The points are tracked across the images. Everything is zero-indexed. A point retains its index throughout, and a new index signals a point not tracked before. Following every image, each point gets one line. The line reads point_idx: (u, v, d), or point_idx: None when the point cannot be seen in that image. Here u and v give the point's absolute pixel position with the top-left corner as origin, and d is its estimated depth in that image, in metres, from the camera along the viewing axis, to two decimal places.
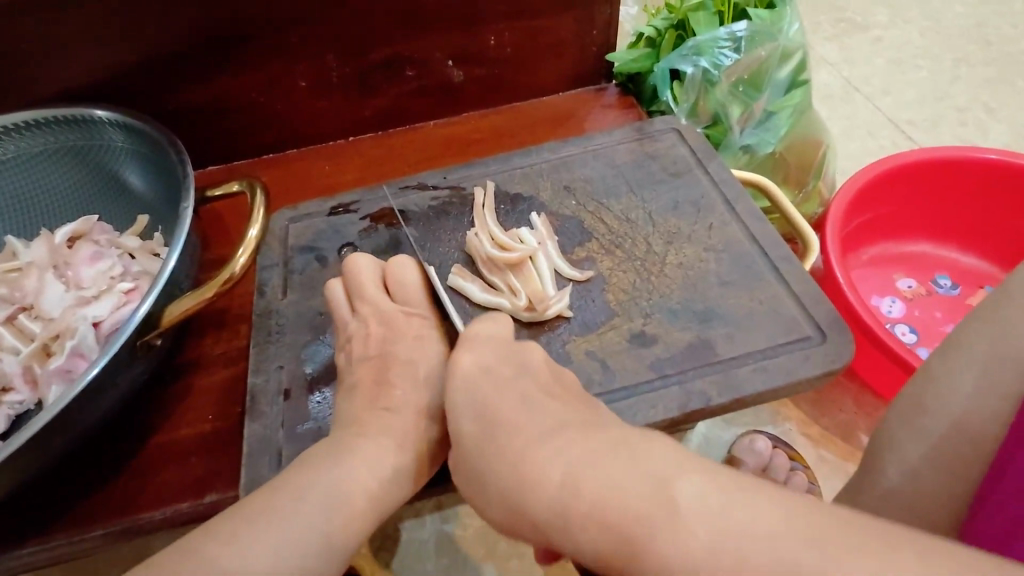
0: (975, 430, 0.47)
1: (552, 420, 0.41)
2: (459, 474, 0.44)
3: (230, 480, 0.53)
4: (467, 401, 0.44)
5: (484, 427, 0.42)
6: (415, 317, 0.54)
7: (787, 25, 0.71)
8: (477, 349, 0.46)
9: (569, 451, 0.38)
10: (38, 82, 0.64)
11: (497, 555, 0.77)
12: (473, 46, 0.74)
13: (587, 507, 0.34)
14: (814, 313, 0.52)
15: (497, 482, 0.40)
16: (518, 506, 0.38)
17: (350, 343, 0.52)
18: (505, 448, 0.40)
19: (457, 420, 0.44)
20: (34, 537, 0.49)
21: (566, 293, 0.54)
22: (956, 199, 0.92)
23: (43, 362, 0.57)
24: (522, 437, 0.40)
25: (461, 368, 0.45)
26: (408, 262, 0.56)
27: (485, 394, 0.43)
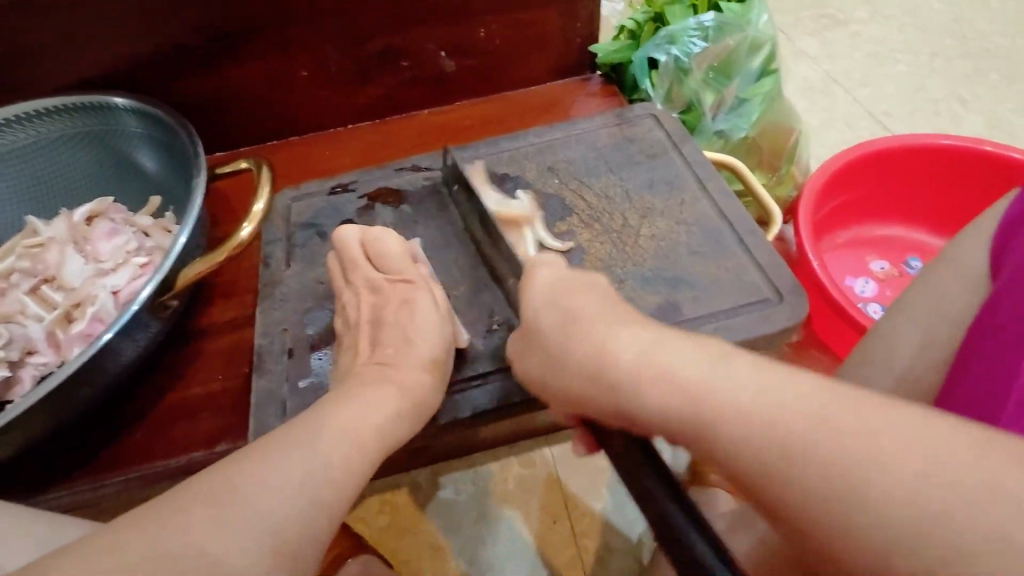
0: (918, 381, 0.52)
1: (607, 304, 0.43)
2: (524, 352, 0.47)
3: (239, 431, 0.57)
4: (544, 299, 0.46)
5: (561, 317, 0.44)
6: (403, 283, 0.58)
7: (756, 17, 0.76)
8: (543, 299, 0.46)
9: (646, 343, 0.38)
10: (58, 71, 0.69)
11: (488, 518, 0.82)
12: (464, 38, 0.78)
13: (657, 372, 0.36)
14: (773, 279, 0.57)
15: (578, 361, 0.41)
16: (591, 373, 0.40)
17: (346, 310, 0.57)
18: (563, 305, 0.44)
19: (540, 319, 0.45)
20: (61, 482, 0.54)
21: (545, 260, 0.59)
22: (925, 185, 0.97)
23: (65, 328, 0.62)
24: (600, 326, 0.41)
25: (541, 278, 0.47)
26: (386, 233, 0.60)
27: (561, 295, 0.45)
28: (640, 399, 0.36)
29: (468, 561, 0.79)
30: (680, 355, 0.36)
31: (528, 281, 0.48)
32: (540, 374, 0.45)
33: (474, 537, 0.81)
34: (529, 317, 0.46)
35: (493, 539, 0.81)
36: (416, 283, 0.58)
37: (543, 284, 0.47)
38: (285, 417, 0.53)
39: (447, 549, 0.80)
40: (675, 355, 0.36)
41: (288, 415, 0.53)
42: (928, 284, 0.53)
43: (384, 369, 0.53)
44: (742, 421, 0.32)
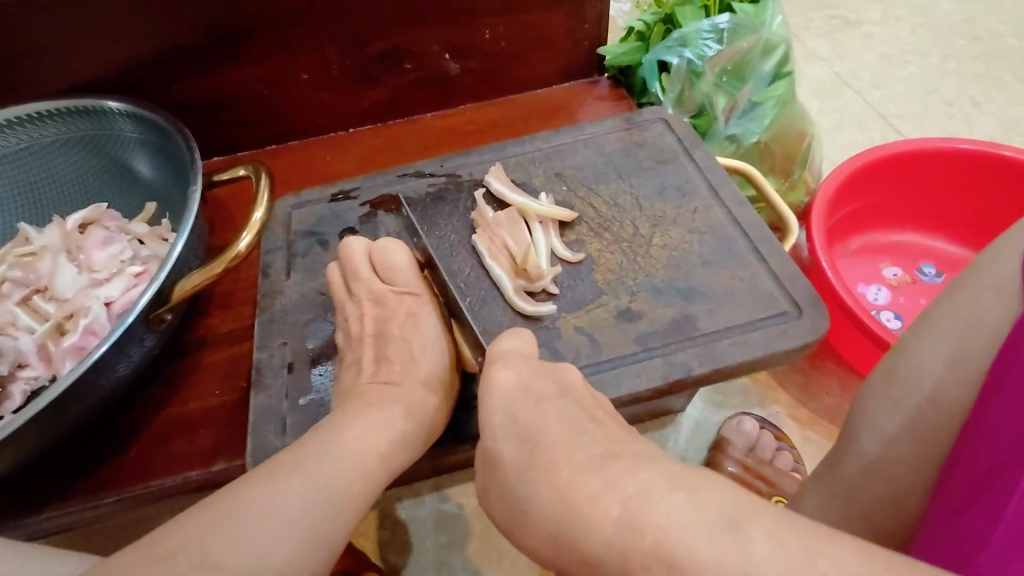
0: (945, 398, 0.50)
1: (572, 420, 0.43)
2: (487, 489, 0.44)
3: (236, 450, 0.55)
4: (504, 419, 0.44)
5: (527, 446, 0.42)
6: (408, 295, 0.56)
7: (770, 18, 0.74)
8: (510, 400, 0.45)
9: (612, 473, 0.37)
10: (51, 74, 0.67)
11: (493, 533, 0.80)
12: (469, 40, 0.76)
13: (631, 527, 0.34)
14: (791, 290, 0.55)
15: (542, 510, 0.38)
16: (559, 532, 0.37)
17: (348, 322, 0.55)
18: (522, 423, 0.43)
19: (499, 444, 0.43)
20: (51, 503, 0.52)
21: (558, 268, 0.57)
22: (941, 190, 0.95)
23: (56, 340, 0.60)
24: (567, 459, 0.39)
25: (503, 386, 0.46)
26: (395, 244, 0.57)
27: (522, 407, 0.44)
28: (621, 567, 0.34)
29: None
30: (648, 498, 0.35)
31: (488, 387, 0.46)
32: (504, 517, 0.42)
33: (479, 553, 0.79)
34: (488, 443, 0.44)
35: (499, 555, 0.78)
36: (422, 296, 0.56)
37: (498, 398, 0.45)
38: (284, 435, 0.51)
39: (452, 566, 0.78)
40: (639, 496, 0.35)
41: (287, 433, 0.51)
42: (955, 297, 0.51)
43: (381, 386, 0.51)
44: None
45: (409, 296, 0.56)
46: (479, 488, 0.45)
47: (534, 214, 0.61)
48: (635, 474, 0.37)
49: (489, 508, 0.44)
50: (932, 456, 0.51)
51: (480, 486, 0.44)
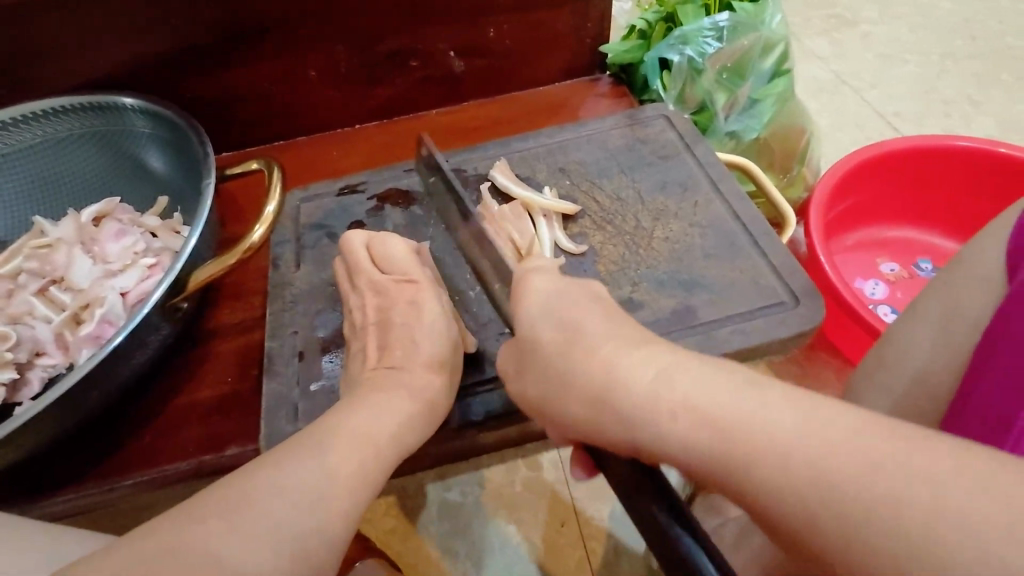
0: (932, 382, 0.53)
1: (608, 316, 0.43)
2: (522, 371, 0.45)
3: (249, 435, 0.57)
4: (540, 311, 0.44)
5: (565, 333, 0.42)
6: (407, 283, 0.56)
7: (769, 17, 0.75)
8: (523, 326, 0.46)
9: (650, 359, 0.38)
10: (65, 70, 0.68)
11: (496, 521, 0.81)
12: (474, 38, 0.78)
13: (678, 398, 0.35)
14: (789, 282, 0.57)
15: (586, 379, 0.39)
16: (602, 401, 0.38)
17: (352, 315, 0.57)
18: (562, 316, 0.43)
19: (538, 329, 0.44)
20: (68, 486, 0.54)
21: (561, 260, 0.59)
22: (936, 187, 0.96)
23: (73, 330, 0.61)
24: (606, 342, 0.40)
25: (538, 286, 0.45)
26: (391, 235, 0.59)
27: (560, 302, 0.44)
28: (649, 426, 0.36)
29: (476, 567, 0.78)
30: (690, 379, 0.35)
31: (522, 292, 0.46)
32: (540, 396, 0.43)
33: (482, 540, 0.80)
34: (524, 331, 0.44)
35: (501, 542, 0.80)
36: (422, 283, 0.56)
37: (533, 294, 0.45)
38: (296, 420, 0.53)
39: (456, 553, 0.80)
40: (683, 381, 0.35)
41: (299, 418, 0.53)
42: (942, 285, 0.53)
43: (384, 371, 0.52)
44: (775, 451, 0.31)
45: (410, 285, 0.56)
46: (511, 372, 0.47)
47: (537, 207, 0.62)
48: (685, 364, 0.36)
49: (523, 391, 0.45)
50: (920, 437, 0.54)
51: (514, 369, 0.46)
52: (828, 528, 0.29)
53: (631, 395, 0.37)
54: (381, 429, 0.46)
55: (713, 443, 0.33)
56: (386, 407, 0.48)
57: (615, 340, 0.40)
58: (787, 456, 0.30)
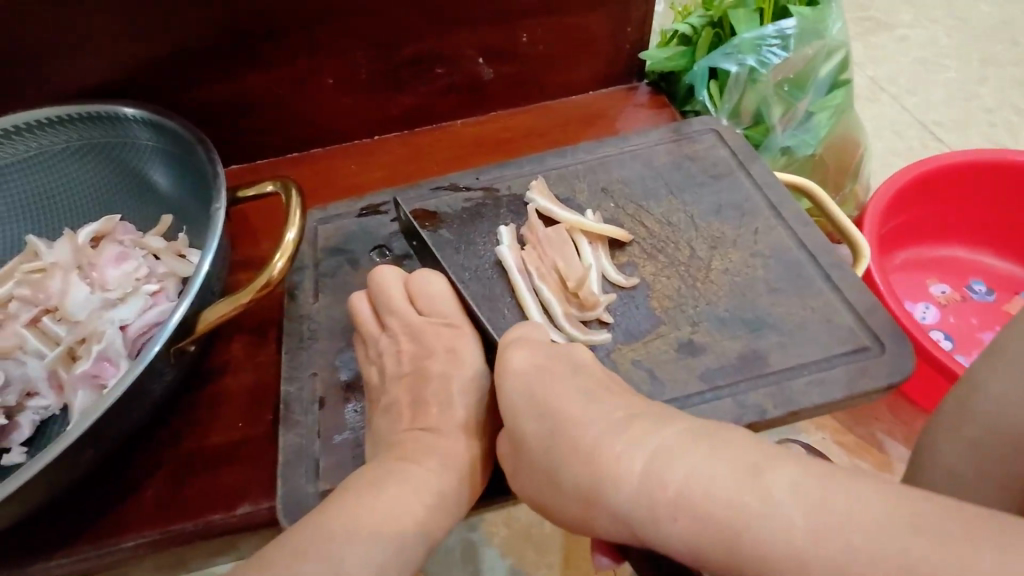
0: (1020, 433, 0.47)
1: (558, 372, 0.42)
2: (515, 467, 0.43)
3: (263, 491, 0.51)
4: (529, 404, 0.41)
5: (515, 418, 0.42)
6: (445, 327, 0.50)
7: (834, 22, 0.68)
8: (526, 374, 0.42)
9: (580, 428, 0.39)
10: (62, 78, 0.62)
11: (525, 566, 0.75)
12: (505, 44, 0.72)
13: (678, 500, 0.33)
14: (870, 322, 0.50)
15: (529, 457, 0.41)
16: (550, 473, 0.39)
17: (381, 360, 0.50)
18: (516, 401, 0.42)
19: (517, 422, 0.42)
20: (59, 549, 0.48)
21: (612, 295, 0.52)
22: (990, 204, 0.90)
23: (68, 367, 0.55)
24: (600, 434, 0.38)
25: (517, 369, 0.42)
26: (433, 274, 0.52)
27: (541, 384, 0.41)
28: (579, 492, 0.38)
29: None
30: (691, 469, 0.34)
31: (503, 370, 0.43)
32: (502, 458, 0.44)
33: None
34: (510, 424, 0.42)
35: None
36: (461, 329, 0.50)
37: (520, 379, 0.42)
38: (317, 479, 0.47)
39: None
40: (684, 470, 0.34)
41: (320, 477, 0.47)
42: None
43: (417, 433, 0.46)
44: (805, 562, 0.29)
45: (445, 325, 0.50)
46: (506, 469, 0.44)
47: (582, 231, 0.57)
48: (679, 451, 0.35)
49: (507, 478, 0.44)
50: (1013, 499, 0.48)
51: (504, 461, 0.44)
52: None
53: (562, 462, 0.39)
54: (413, 500, 0.41)
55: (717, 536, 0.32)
56: (418, 474, 0.43)
57: (601, 423, 0.38)
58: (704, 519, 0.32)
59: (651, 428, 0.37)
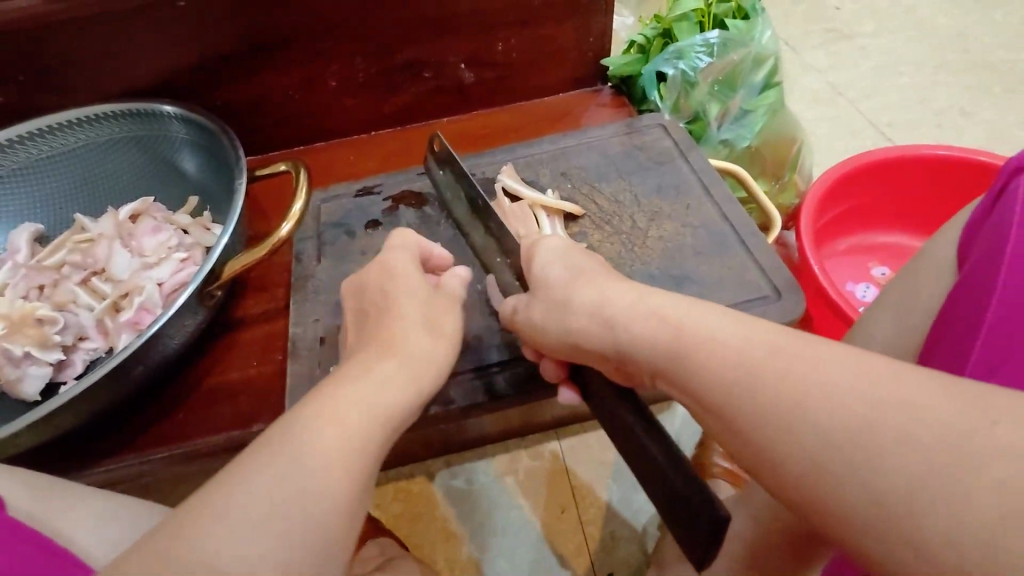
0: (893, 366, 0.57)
1: (591, 262, 0.49)
2: (529, 316, 0.51)
3: (273, 414, 0.62)
4: (557, 272, 0.49)
5: (546, 282, 0.50)
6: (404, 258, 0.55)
7: (759, 33, 0.81)
8: (549, 260, 0.50)
9: (592, 284, 0.47)
10: (109, 79, 0.74)
11: (500, 507, 0.85)
12: (485, 52, 0.84)
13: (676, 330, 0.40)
14: (772, 277, 0.61)
15: (544, 307, 0.49)
16: (563, 317, 0.47)
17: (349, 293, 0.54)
18: (550, 267, 0.50)
19: (545, 275, 0.50)
20: (108, 457, 0.59)
21: None
22: (925, 194, 0.98)
23: (112, 317, 0.67)
24: (614, 288, 0.45)
25: (548, 250, 0.51)
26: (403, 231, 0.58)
27: (573, 260, 0.49)
28: (586, 330, 0.46)
29: (480, 549, 0.82)
30: (686, 313, 0.40)
31: (535, 251, 0.52)
32: (521, 311, 0.52)
33: (485, 524, 0.84)
34: (537, 276, 0.50)
35: (505, 526, 0.84)
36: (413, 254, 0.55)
37: (550, 258, 0.50)
38: None
39: (462, 536, 0.83)
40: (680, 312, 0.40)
41: None
42: (906, 280, 0.57)
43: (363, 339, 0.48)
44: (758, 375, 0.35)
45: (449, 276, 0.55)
46: (513, 314, 0.53)
47: (542, 206, 0.68)
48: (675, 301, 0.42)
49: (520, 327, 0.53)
50: None
51: (516, 309, 0.53)
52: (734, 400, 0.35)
53: (575, 306, 0.46)
54: None
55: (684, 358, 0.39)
56: None
57: (622, 288, 0.45)
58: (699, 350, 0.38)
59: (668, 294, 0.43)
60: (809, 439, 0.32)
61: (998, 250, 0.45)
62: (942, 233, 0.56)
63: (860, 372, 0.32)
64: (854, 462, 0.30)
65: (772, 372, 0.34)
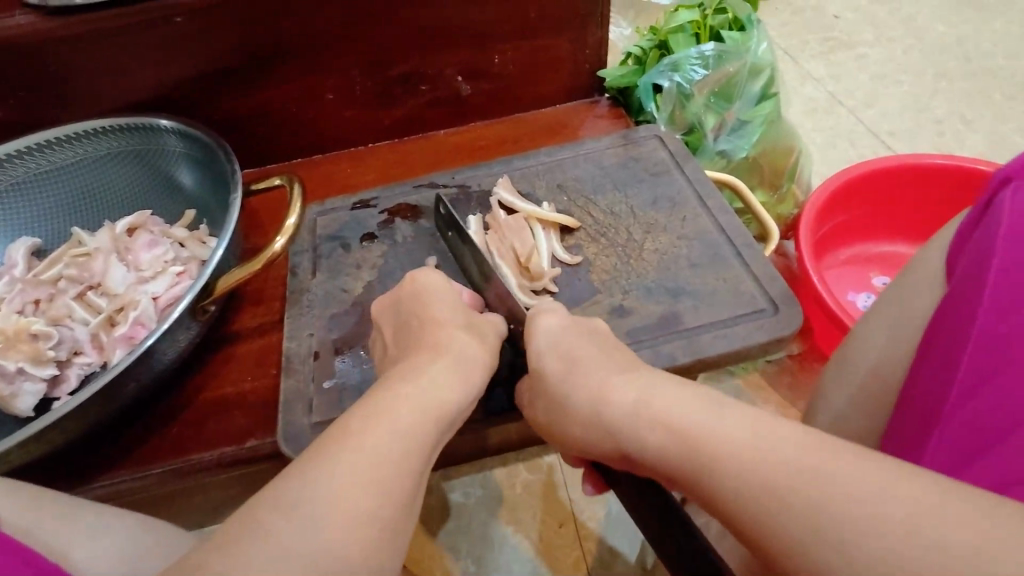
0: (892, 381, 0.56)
1: (581, 348, 0.49)
2: (533, 401, 0.52)
3: (267, 429, 0.62)
4: (552, 353, 0.50)
5: (550, 369, 0.49)
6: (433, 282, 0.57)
7: (755, 45, 0.81)
8: (547, 345, 0.50)
9: (586, 372, 0.47)
10: (107, 94, 0.74)
11: (498, 521, 0.84)
12: (481, 64, 0.84)
13: (676, 445, 0.39)
14: (769, 290, 0.61)
15: (546, 395, 0.50)
16: (565, 409, 0.47)
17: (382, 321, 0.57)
18: (546, 356, 0.50)
19: (543, 362, 0.50)
20: (101, 473, 0.59)
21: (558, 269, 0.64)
22: (925, 202, 0.97)
23: (108, 331, 0.67)
24: (603, 377, 0.46)
25: (544, 329, 0.51)
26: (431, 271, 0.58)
27: (565, 341, 0.50)
28: (586, 427, 0.46)
29: (478, 564, 0.81)
30: (678, 412, 0.40)
31: (533, 329, 0.52)
32: (529, 394, 0.52)
33: (482, 539, 0.83)
34: (534, 364, 0.50)
35: (502, 541, 0.83)
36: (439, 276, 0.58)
37: (544, 335, 0.51)
38: (311, 413, 0.58)
39: (458, 551, 0.82)
40: (674, 412, 0.40)
41: (313, 412, 0.58)
42: (902, 293, 0.56)
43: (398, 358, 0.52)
44: (732, 470, 0.36)
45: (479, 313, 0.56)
46: (525, 402, 0.53)
47: (538, 218, 0.67)
48: (672, 394, 0.42)
49: (534, 413, 0.52)
50: None
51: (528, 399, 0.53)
52: (746, 514, 0.35)
53: (575, 407, 0.46)
54: None
55: (690, 467, 0.38)
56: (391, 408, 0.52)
57: (609, 377, 0.46)
58: (706, 461, 0.37)
59: (660, 391, 0.42)
60: (787, 525, 0.33)
61: (986, 257, 0.45)
62: (938, 246, 0.56)
63: (872, 484, 0.32)
64: (864, 559, 0.30)
65: (768, 493, 0.34)
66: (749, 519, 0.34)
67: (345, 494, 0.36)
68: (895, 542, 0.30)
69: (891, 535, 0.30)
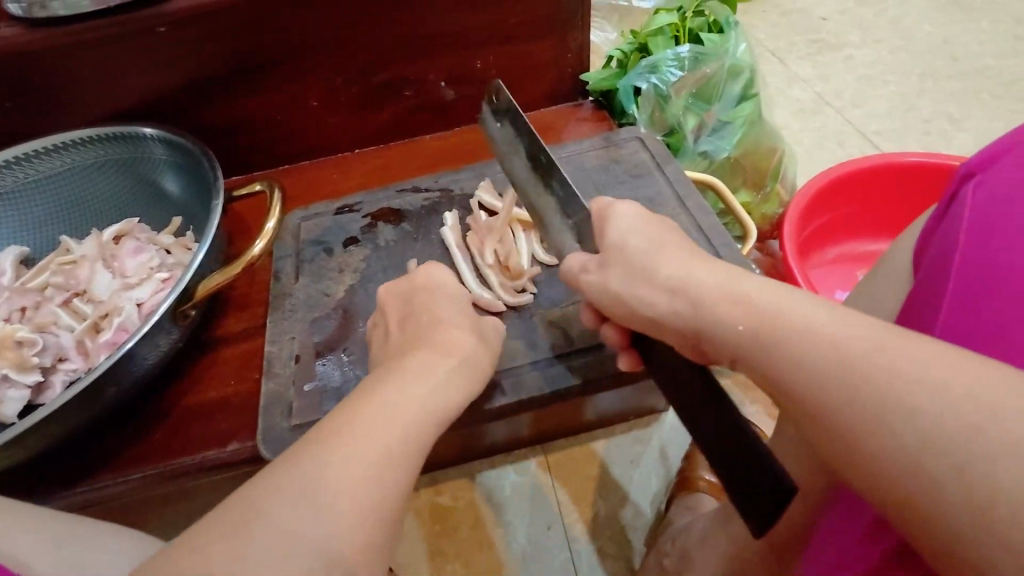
0: None
1: (664, 237, 0.46)
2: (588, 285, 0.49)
3: (249, 433, 0.62)
4: (620, 238, 0.46)
5: (622, 253, 0.46)
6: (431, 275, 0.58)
7: (733, 46, 0.82)
8: (626, 227, 0.46)
9: (663, 256, 0.44)
10: (94, 103, 0.75)
11: (486, 525, 0.84)
12: (464, 70, 0.85)
13: (764, 316, 0.36)
14: None
15: (611, 278, 0.46)
16: (635, 288, 0.44)
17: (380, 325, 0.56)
18: (618, 236, 0.46)
19: (615, 238, 0.46)
20: (83, 479, 0.59)
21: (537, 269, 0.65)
22: (910, 200, 0.97)
23: (93, 337, 0.67)
24: (685, 261, 0.42)
25: (617, 216, 0.48)
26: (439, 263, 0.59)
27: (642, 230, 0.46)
28: (653, 303, 0.43)
29: (467, 566, 0.81)
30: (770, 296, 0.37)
31: (609, 214, 0.48)
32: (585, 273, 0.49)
33: (470, 542, 0.83)
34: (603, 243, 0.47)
35: (489, 544, 0.83)
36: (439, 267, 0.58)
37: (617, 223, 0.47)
38: (290, 417, 0.58)
39: (446, 554, 0.82)
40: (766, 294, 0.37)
41: (293, 415, 0.58)
42: (876, 290, 0.56)
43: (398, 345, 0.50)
44: (811, 342, 0.34)
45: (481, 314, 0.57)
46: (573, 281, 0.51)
47: (519, 221, 0.68)
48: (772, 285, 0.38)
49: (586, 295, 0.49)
50: None
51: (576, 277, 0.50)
52: (813, 371, 0.33)
53: (651, 276, 0.43)
54: None
55: (763, 329, 0.36)
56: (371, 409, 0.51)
57: (684, 263, 0.42)
58: (796, 325, 0.35)
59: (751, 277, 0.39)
60: (848, 397, 0.31)
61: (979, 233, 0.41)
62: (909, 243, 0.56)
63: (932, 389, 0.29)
64: (901, 449, 0.29)
65: (859, 351, 0.32)
66: (819, 385, 0.33)
67: (371, 467, 0.37)
68: (955, 435, 0.28)
69: (946, 422, 0.29)
